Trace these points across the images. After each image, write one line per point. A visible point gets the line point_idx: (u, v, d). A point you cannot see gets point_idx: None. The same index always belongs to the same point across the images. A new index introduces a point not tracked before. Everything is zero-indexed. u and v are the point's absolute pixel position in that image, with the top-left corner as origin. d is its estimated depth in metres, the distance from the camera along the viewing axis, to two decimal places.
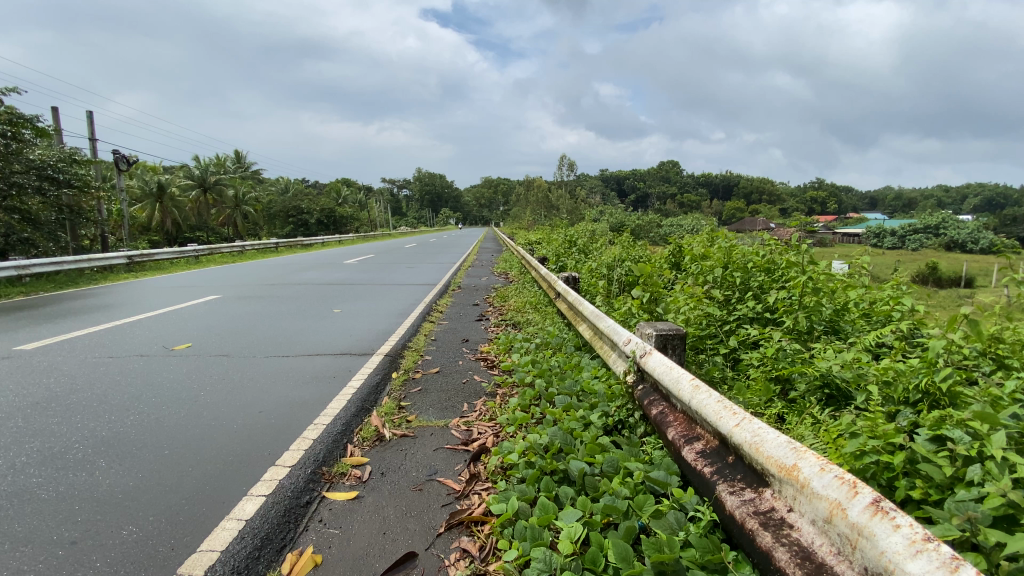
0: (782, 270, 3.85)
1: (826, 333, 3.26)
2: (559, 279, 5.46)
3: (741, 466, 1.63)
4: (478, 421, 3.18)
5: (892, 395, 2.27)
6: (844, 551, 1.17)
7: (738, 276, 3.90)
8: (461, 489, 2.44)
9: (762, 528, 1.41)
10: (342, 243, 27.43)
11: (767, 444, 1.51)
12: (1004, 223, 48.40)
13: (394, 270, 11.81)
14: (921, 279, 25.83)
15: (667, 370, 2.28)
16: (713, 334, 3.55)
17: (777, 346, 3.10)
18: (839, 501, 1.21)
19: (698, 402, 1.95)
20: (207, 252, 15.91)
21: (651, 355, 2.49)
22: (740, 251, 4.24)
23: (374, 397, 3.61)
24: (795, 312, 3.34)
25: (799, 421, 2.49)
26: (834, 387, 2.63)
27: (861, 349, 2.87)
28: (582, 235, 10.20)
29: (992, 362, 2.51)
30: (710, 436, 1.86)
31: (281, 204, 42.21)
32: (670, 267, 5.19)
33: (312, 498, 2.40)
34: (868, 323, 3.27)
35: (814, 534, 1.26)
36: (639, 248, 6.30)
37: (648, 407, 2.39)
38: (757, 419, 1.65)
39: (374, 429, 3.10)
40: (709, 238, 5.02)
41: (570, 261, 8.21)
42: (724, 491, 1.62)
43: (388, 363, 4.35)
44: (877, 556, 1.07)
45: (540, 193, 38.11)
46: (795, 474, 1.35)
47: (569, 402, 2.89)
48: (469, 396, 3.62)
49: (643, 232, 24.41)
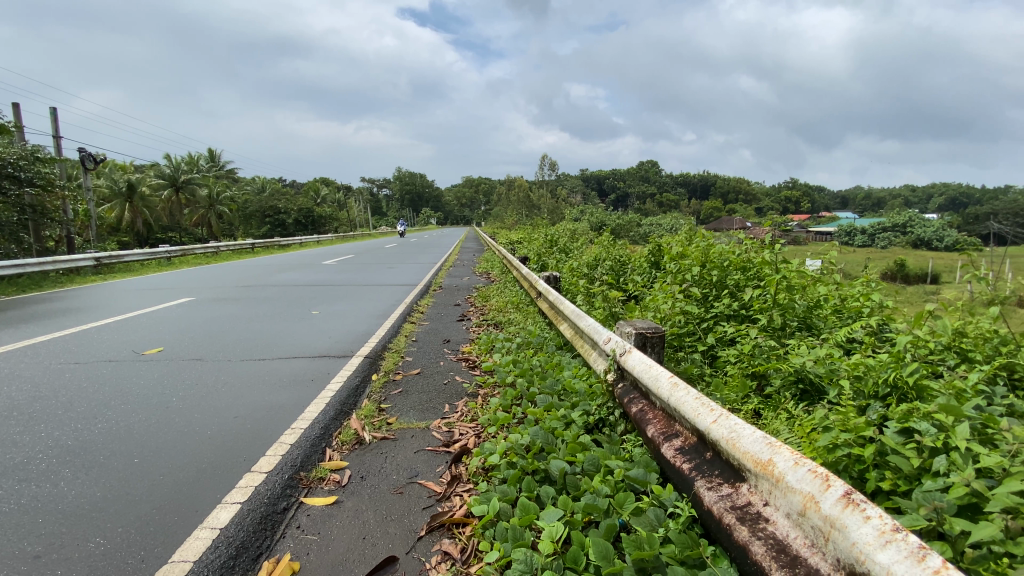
0: (756, 269, 3.92)
1: (799, 329, 3.32)
2: (541, 279, 5.41)
3: (719, 462, 1.68)
4: (460, 423, 3.15)
5: (863, 389, 2.32)
6: (817, 542, 1.24)
7: (716, 275, 3.93)
8: (442, 492, 2.41)
9: (739, 522, 1.47)
10: (319, 243, 27.01)
11: (743, 440, 1.57)
12: (966, 221, 50.37)
13: (373, 270, 11.66)
14: (890, 275, 26.61)
15: (647, 368, 2.30)
16: (691, 331, 3.56)
17: (753, 342, 3.13)
18: (813, 494, 1.27)
19: (677, 399, 1.97)
20: (179, 254, 15.46)
21: (631, 354, 2.50)
22: (717, 250, 4.29)
23: (353, 399, 3.56)
24: (770, 310, 3.40)
25: (774, 416, 2.51)
26: (807, 382, 2.67)
27: (833, 343, 2.93)
28: (563, 234, 10.21)
29: (958, 355, 2.61)
30: (688, 433, 1.89)
31: (258, 204, 41.26)
32: (650, 266, 5.23)
33: (289, 505, 2.35)
34: (840, 318, 3.36)
35: (789, 527, 1.33)
36: (619, 248, 6.31)
37: (628, 406, 2.39)
38: (733, 415, 1.70)
39: (353, 433, 3.05)
40: (686, 237, 5.02)
41: (552, 259, 8.21)
42: (702, 487, 1.67)
43: (368, 365, 4.29)
44: (848, 548, 1.13)
45: (521, 192, 38.04)
46: (771, 469, 1.41)
47: (551, 402, 2.88)
48: (451, 398, 3.58)
49: (624, 232, 24.81)
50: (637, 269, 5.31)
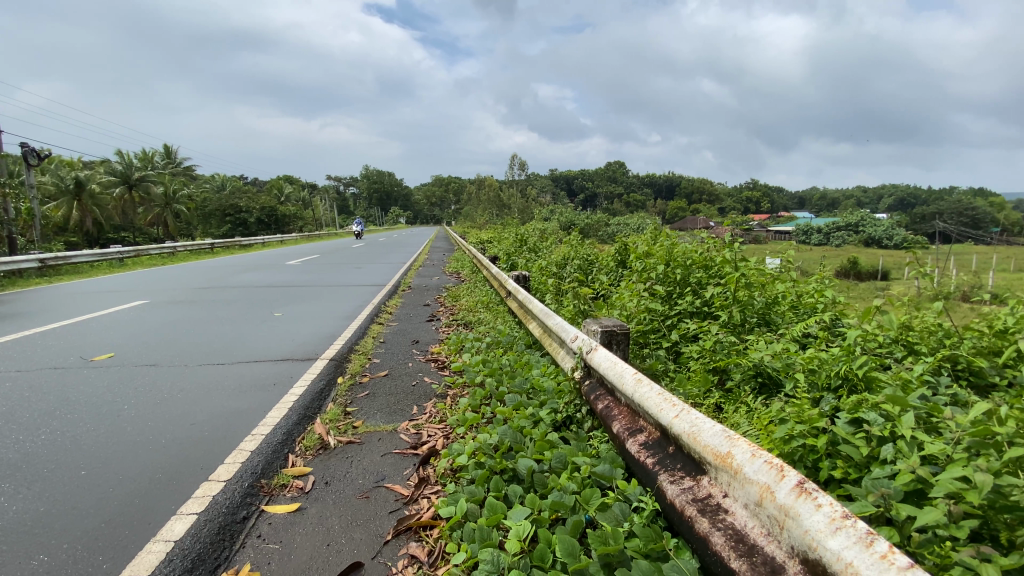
0: (718, 266, 4.03)
1: (758, 325, 3.43)
2: (510, 278, 5.40)
3: (681, 455, 1.72)
4: (428, 424, 3.12)
5: (817, 381, 2.42)
6: (772, 531, 1.28)
7: (680, 273, 4.03)
8: (410, 494, 2.38)
9: (700, 514, 1.51)
10: (283, 243, 26.26)
11: (703, 434, 1.61)
12: (912, 221, 53.23)
13: (340, 270, 11.41)
14: (844, 272, 27.88)
15: (612, 364, 2.33)
16: (656, 328, 3.63)
17: (714, 338, 3.21)
18: (769, 484, 1.32)
19: (641, 395, 2.01)
20: (133, 254, 14.75)
21: (597, 351, 2.53)
22: (681, 249, 4.39)
23: (318, 403, 3.47)
24: (730, 307, 3.50)
25: (734, 409, 2.58)
26: (766, 375, 2.76)
27: (790, 338, 3.04)
28: (532, 233, 10.25)
29: (905, 348, 2.76)
30: (652, 428, 1.93)
31: (218, 203, 39.79)
32: (617, 265, 5.31)
33: (249, 514, 2.27)
34: (796, 314, 3.49)
35: (746, 517, 1.38)
36: (587, 247, 6.38)
37: (595, 402, 2.42)
38: (694, 410, 1.74)
39: (317, 437, 2.98)
40: (651, 236, 5.12)
41: (522, 259, 8.23)
42: (665, 481, 1.71)
43: (334, 367, 4.19)
44: (802, 535, 1.18)
45: (491, 191, 37.98)
46: (730, 461, 1.46)
47: (520, 401, 2.88)
48: (419, 399, 3.54)
49: (593, 231, 25.12)
50: (605, 268, 5.37)
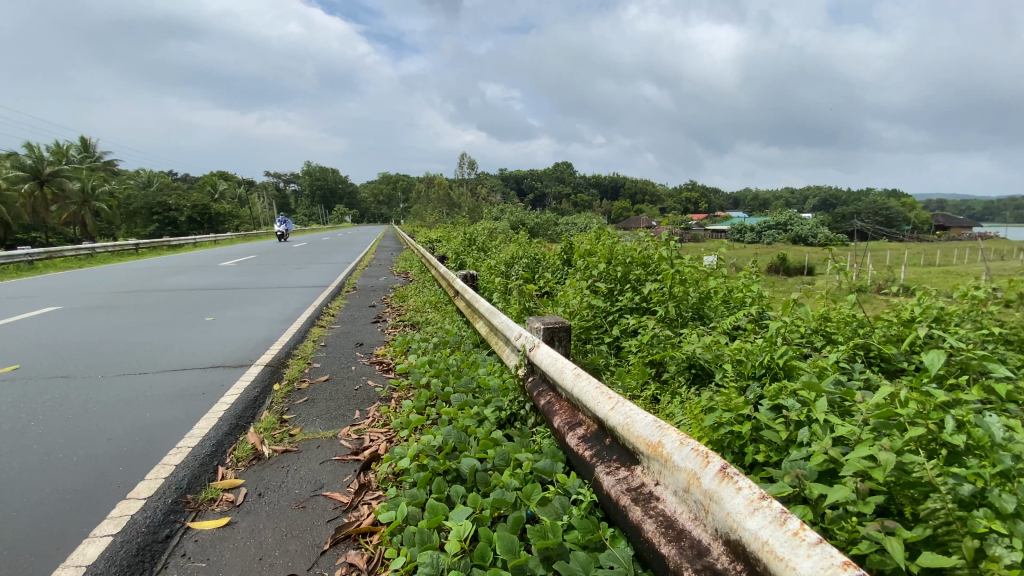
0: (656, 263, 4.19)
1: (693, 319, 3.59)
2: (457, 278, 5.37)
3: (617, 447, 1.77)
4: (370, 428, 3.04)
5: (743, 370, 2.56)
6: (698, 515, 1.35)
7: (621, 270, 4.16)
8: (349, 501, 2.31)
9: (634, 503, 1.56)
10: (218, 243, 24.80)
11: (637, 425, 1.66)
12: (834, 220, 57.59)
13: (280, 271, 10.92)
14: (775, 268, 29.76)
15: (554, 361, 2.37)
16: (599, 324, 3.73)
17: (652, 333, 3.34)
18: (695, 471, 1.38)
19: (580, 389, 2.05)
20: (43, 255, 13.45)
21: (539, 348, 2.56)
22: (622, 248, 4.53)
23: (252, 412, 3.30)
24: (666, 302, 3.65)
25: (670, 400, 2.69)
26: (699, 367, 2.89)
27: (721, 331, 3.21)
28: (481, 233, 10.24)
29: (823, 338, 2.98)
30: (590, 421, 1.98)
31: (144, 201, 37.01)
32: (562, 263, 5.40)
33: (173, 532, 2.13)
34: (727, 308, 3.68)
35: (676, 503, 1.44)
36: (534, 246, 6.45)
37: (537, 398, 2.45)
38: (629, 402, 1.80)
39: (251, 448, 2.84)
40: (594, 234, 5.25)
41: (470, 258, 8.20)
42: (602, 472, 1.75)
43: (270, 373, 4.00)
44: (724, 517, 1.25)
45: (440, 189, 37.59)
46: (660, 450, 1.51)
47: (464, 400, 2.87)
48: (361, 403, 3.45)
49: (542, 230, 25.43)
50: (551, 266, 5.45)
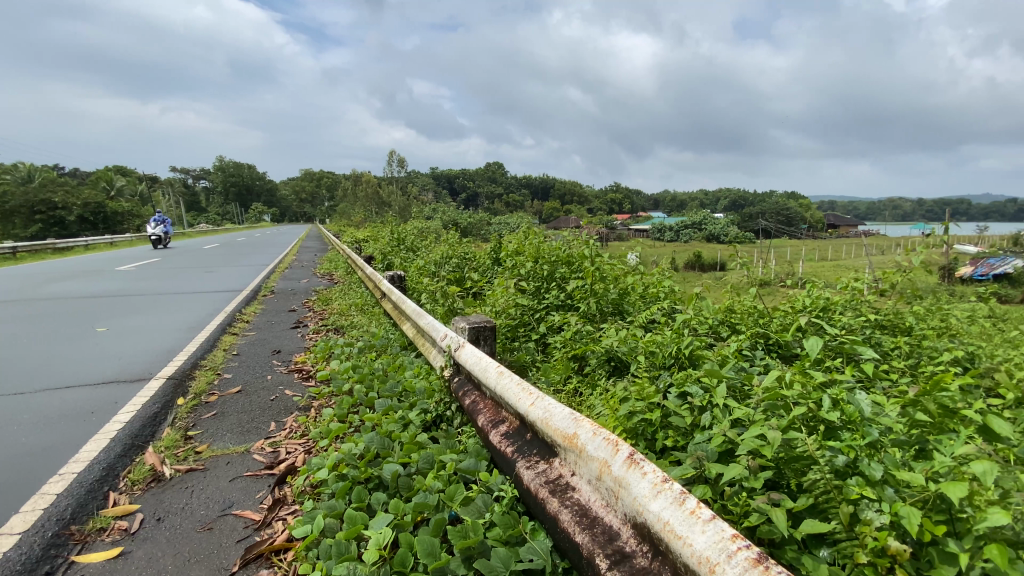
0: (579, 261, 4.33)
1: (614, 313, 3.75)
2: (383, 279, 5.23)
3: (537, 441, 1.81)
4: (287, 440, 2.89)
5: (655, 361, 2.72)
6: (610, 502, 1.41)
7: (547, 268, 4.25)
8: (262, 518, 2.19)
9: (551, 495, 1.61)
10: (115, 244, 22.39)
11: (554, 418, 1.71)
12: (744, 220, 62.50)
13: (189, 275, 10.07)
14: (693, 264, 31.83)
15: (477, 360, 2.38)
16: (525, 322, 3.79)
17: (575, 328, 3.45)
18: (606, 459, 1.45)
19: (502, 387, 2.08)
20: None
21: (463, 347, 2.56)
22: (548, 247, 4.63)
23: (152, 430, 3.02)
24: (588, 299, 3.78)
25: (591, 392, 2.80)
26: (617, 359, 3.03)
27: (638, 325, 3.38)
28: (410, 232, 10.05)
29: (728, 328, 3.23)
30: (512, 418, 2.01)
31: (21, 198, 32.60)
32: (491, 263, 5.43)
33: (52, 569, 1.90)
34: (645, 302, 3.88)
35: (590, 492, 1.50)
36: (463, 246, 6.43)
37: (462, 398, 2.45)
38: (548, 397, 1.84)
39: (150, 469, 2.60)
40: (521, 234, 5.33)
41: (398, 258, 8.02)
42: (522, 467, 1.78)
43: (174, 387, 3.68)
44: (631, 501, 1.31)
45: (368, 187, 36.38)
46: (576, 442, 1.57)
47: (388, 404, 2.81)
48: (278, 414, 3.26)
49: (474, 229, 25.43)
50: (479, 266, 5.46)
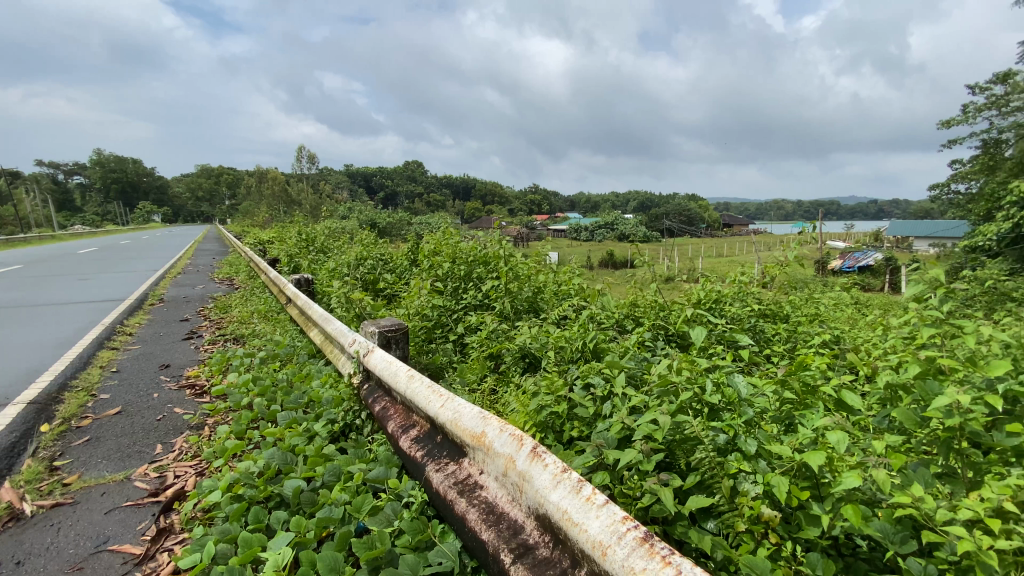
0: (495, 261, 4.37)
1: (529, 311, 3.84)
2: (289, 283, 4.93)
3: (447, 443, 1.80)
4: (176, 463, 2.63)
5: (566, 356, 2.82)
6: (516, 496, 1.43)
7: (463, 268, 4.26)
8: (144, 551, 1.98)
9: (460, 495, 1.60)
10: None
11: (463, 418, 1.71)
12: (653, 220, 66.65)
13: (56, 284, 8.82)
14: (608, 262, 33.41)
15: (387, 364, 2.32)
16: (442, 323, 3.76)
17: (491, 327, 3.48)
18: (512, 455, 1.47)
19: (412, 390, 2.04)
20: None
21: (373, 352, 2.49)
22: (464, 247, 4.64)
23: (5, 463, 2.61)
24: (503, 298, 3.83)
25: (505, 390, 2.84)
26: (531, 356, 3.10)
27: (551, 322, 3.48)
28: (321, 232, 9.58)
29: (633, 322, 3.43)
30: (423, 421, 1.98)
31: None
32: (407, 264, 5.32)
33: None
34: (559, 299, 4.01)
35: (497, 489, 1.51)
36: (378, 247, 6.25)
37: (372, 405, 2.37)
38: (457, 398, 1.84)
39: (3, 508, 2.25)
40: (437, 234, 5.28)
41: (307, 261, 7.62)
42: (432, 470, 1.76)
43: (35, 413, 3.21)
44: (534, 493, 1.35)
45: (276, 185, 34.13)
46: (483, 440, 1.58)
47: (293, 417, 2.65)
48: (166, 435, 2.97)
49: (391, 230, 24.79)
50: (395, 268, 5.33)
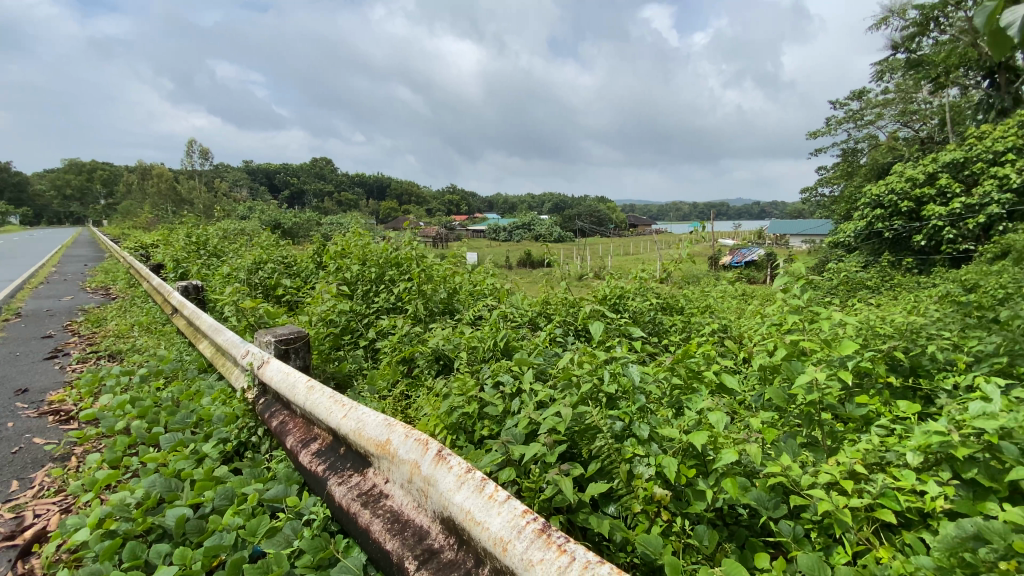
0: (406, 262, 4.29)
1: (443, 313, 3.81)
2: (176, 291, 4.48)
3: (350, 454, 1.73)
4: (34, 502, 2.29)
5: (477, 356, 2.83)
6: (421, 502, 1.41)
7: (374, 271, 4.13)
8: None
9: (364, 507, 1.54)
10: None
11: (366, 427, 1.65)
12: (569, 220, 69.12)
13: None
14: (526, 262, 34.11)
15: (285, 376, 2.18)
16: (352, 329, 3.62)
17: (403, 331, 3.41)
18: (416, 461, 1.44)
19: (312, 402, 1.93)
20: None
21: (269, 364, 2.32)
22: (374, 248, 4.49)
23: None
24: (416, 300, 3.77)
25: (418, 393, 2.80)
26: (445, 358, 3.08)
27: (465, 323, 3.48)
28: (216, 234, 8.80)
29: (544, 319, 3.53)
30: (325, 433, 1.88)
31: None
32: (314, 268, 5.05)
33: None
34: (473, 299, 4.02)
35: (403, 496, 1.48)
36: (280, 249, 5.87)
37: (269, 420, 2.21)
38: (360, 406, 1.77)
39: None
40: (345, 235, 5.06)
41: (199, 266, 6.96)
42: (334, 484, 1.68)
43: None
44: (439, 496, 1.33)
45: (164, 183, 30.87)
46: (387, 448, 1.53)
47: (179, 438, 2.41)
48: (21, 470, 2.57)
49: (299, 232, 23.44)
50: (300, 272, 5.05)
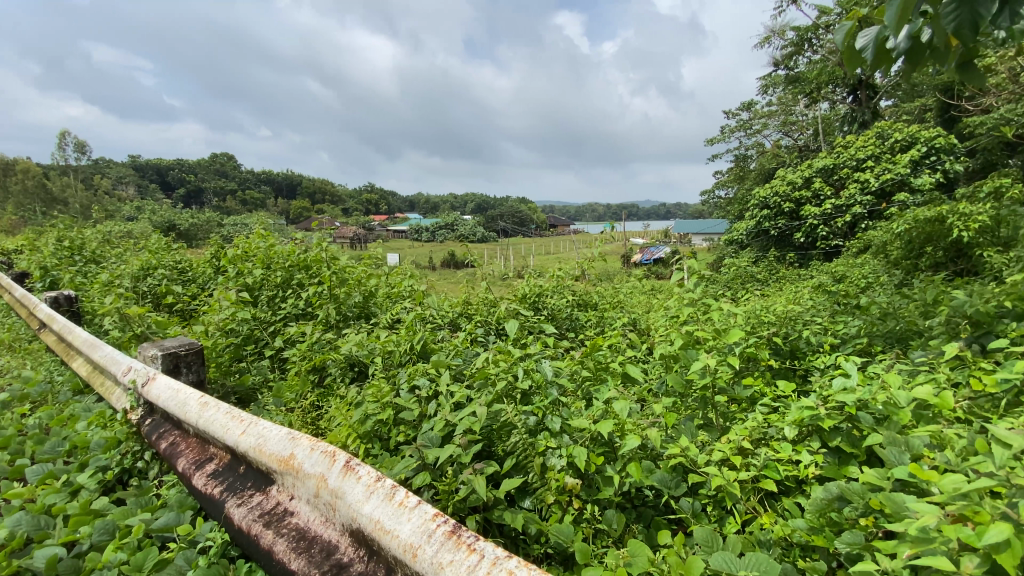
0: (316, 264, 4.09)
1: (358, 317, 3.69)
2: (42, 302, 3.94)
3: (251, 473, 1.62)
4: None
5: (393, 360, 2.77)
6: (329, 515, 1.35)
7: (281, 275, 3.91)
8: None
9: (267, 527, 1.46)
10: None
11: (268, 443, 1.56)
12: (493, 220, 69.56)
13: None
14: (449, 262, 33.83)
15: (175, 393, 1.99)
16: (257, 338, 3.40)
17: (314, 337, 3.25)
18: (323, 474, 1.38)
19: (207, 420, 1.79)
20: None
21: (156, 380, 2.12)
22: (279, 251, 4.23)
23: None
24: (328, 304, 3.61)
25: (330, 402, 2.69)
26: (359, 364, 2.98)
27: (380, 327, 3.39)
28: (92, 237, 7.83)
29: (463, 320, 3.53)
30: (223, 453, 1.75)
31: None
32: (212, 273, 4.66)
33: None
34: (390, 302, 3.93)
35: (309, 512, 1.41)
36: (172, 253, 5.35)
37: (157, 442, 2.02)
38: (261, 421, 1.66)
39: None
40: (247, 237, 4.72)
41: (71, 274, 6.15)
42: (233, 506, 1.56)
43: None
44: (347, 508, 1.29)
45: (27, 178, 26.86)
46: (291, 463, 1.46)
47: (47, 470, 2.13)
48: None
49: (198, 233, 21.46)
50: (196, 278, 4.63)
